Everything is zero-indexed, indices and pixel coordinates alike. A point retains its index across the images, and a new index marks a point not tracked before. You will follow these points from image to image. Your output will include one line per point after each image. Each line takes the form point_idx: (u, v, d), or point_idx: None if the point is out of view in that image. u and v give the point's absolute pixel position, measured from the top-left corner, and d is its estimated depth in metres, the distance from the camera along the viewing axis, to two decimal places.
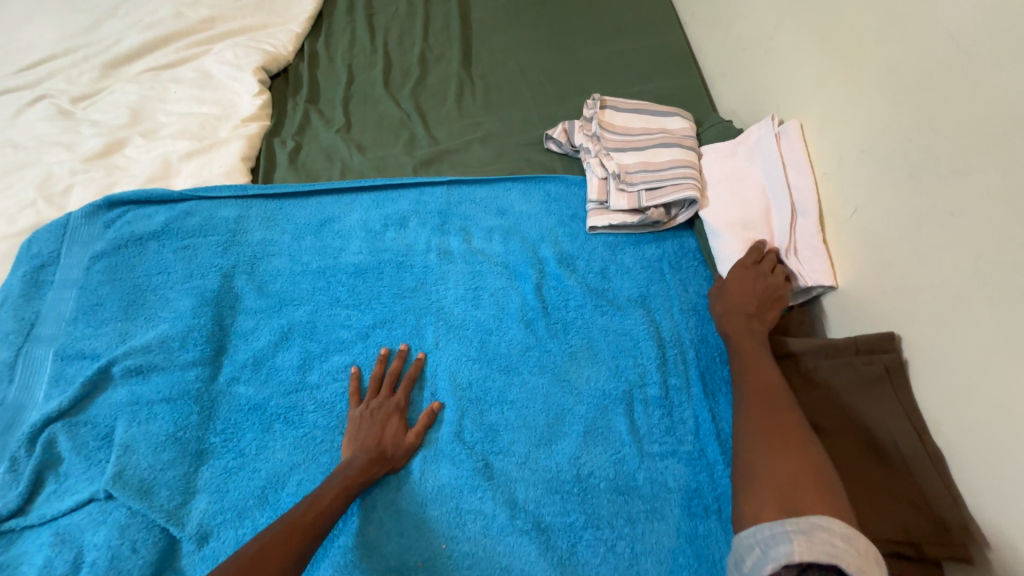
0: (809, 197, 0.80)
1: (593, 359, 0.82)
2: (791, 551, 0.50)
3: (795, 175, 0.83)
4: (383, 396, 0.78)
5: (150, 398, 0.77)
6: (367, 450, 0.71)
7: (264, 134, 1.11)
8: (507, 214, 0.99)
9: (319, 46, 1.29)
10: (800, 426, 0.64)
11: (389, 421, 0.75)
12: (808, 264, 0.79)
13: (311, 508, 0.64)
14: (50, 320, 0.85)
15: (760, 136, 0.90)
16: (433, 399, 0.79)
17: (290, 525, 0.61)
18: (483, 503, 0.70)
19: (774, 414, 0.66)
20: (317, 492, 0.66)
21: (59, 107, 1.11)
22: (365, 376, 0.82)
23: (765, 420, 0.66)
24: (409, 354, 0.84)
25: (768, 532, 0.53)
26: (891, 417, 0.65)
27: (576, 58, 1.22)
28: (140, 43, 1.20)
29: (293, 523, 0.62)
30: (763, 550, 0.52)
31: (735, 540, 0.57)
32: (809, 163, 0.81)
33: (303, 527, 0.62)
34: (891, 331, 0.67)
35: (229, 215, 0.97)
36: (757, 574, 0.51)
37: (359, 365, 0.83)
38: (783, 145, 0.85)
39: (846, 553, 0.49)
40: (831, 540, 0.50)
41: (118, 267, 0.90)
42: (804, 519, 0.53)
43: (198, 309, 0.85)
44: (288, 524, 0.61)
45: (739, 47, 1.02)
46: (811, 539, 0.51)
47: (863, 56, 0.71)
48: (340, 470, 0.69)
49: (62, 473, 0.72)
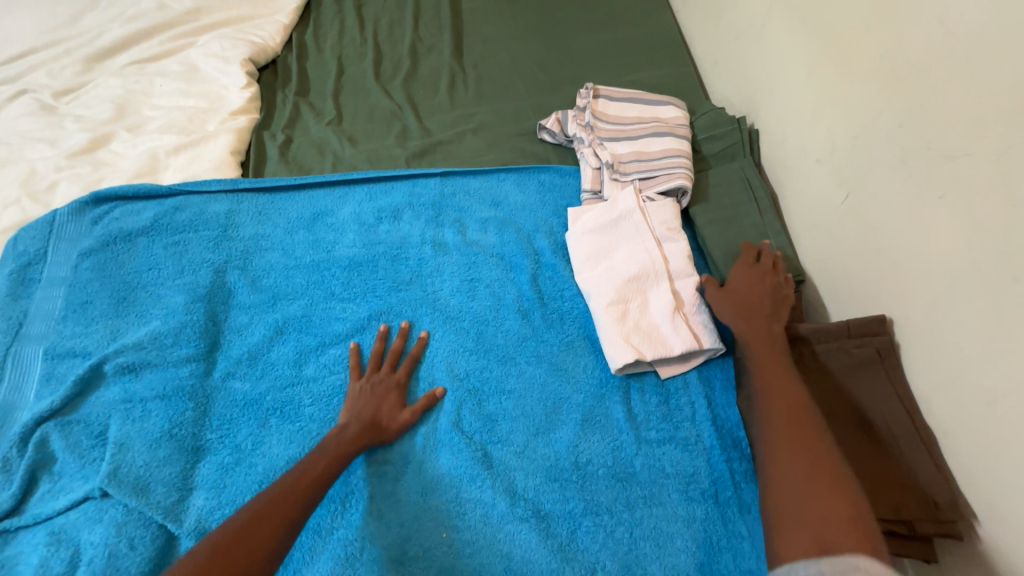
0: (648, 271, 0.82)
1: (590, 349, 0.82)
2: None
3: (625, 254, 0.84)
4: (383, 372, 0.79)
5: (144, 395, 0.76)
6: (361, 419, 0.72)
7: (253, 128, 1.09)
8: (501, 205, 0.98)
9: (308, 37, 1.27)
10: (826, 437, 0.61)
11: (387, 397, 0.76)
12: (673, 328, 0.77)
13: (304, 474, 0.65)
14: (38, 319, 0.84)
15: (586, 221, 0.89)
16: (437, 383, 0.80)
17: (283, 491, 0.62)
18: (482, 492, 0.70)
19: (801, 441, 0.61)
20: (310, 458, 0.67)
21: (41, 102, 1.09)
22: (364, 351, 0.83)
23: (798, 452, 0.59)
24: (411, 331, 0.85)
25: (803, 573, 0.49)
26: (885, 399, 0.65)
27: (568, 47, 1.21)
28: (123, 35, 1.17)
29: (286, 490, 0.62)
30: None
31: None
32: (636, 242, 0.85)
33: (298, 491, 0.62)
34: (882, 315, 0.68)
35: (219, 209, 0.96)
36: None
37: (359, 340, 0.84)
38: (597, 229, 0.88)
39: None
40: None
41: (107, 263, 0.89)
42: (838, 559, 0.49)
43: (190, 305, 0.85)
44: (282, 491, 0.62)
45: (730, 35, 1.02)
46: None
47: (854, 42, 0.71)
48: (334, 438, 0.70)
49: (55, 472, 0.71)
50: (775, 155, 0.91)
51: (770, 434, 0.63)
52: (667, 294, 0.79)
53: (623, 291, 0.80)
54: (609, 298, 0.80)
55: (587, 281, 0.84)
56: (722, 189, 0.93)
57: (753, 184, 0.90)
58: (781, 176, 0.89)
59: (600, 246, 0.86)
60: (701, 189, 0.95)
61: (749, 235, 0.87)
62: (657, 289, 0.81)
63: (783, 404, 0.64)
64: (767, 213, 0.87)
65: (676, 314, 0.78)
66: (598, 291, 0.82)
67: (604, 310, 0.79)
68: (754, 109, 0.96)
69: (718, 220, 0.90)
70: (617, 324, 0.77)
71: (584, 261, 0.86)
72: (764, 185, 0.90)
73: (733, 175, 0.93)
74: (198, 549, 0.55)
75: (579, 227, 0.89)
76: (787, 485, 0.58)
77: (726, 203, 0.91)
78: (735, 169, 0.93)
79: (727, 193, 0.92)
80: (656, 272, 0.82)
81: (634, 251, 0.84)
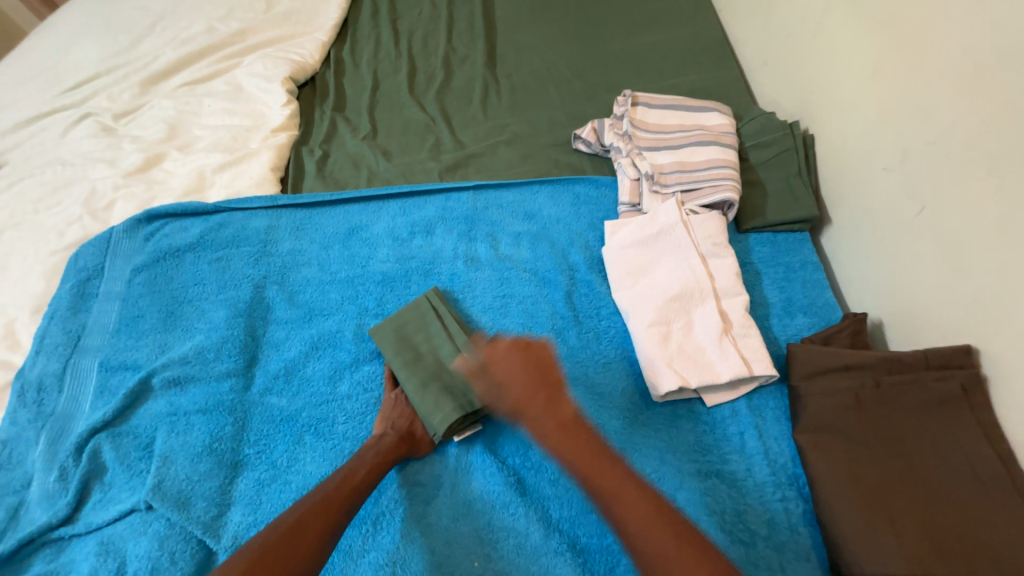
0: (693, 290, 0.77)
1: (628, 371, 0.78)
2: None
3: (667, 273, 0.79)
4: None
5: (188, 409, 0.78)
6: (397, 429, 0.72)
7: (292, 144, 1.12)
8: (535, 219, 0.96)
9: (345, 53, 1.29)
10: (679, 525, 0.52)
11: None
12: (724, 352, 0.72)
13: (346, 481, 0.66)
14: (96, 332, 0.88)
15: (625, 237, 0.85)
16: None
17: (328, 496, 0.63)
18: (516, 520, 0.68)
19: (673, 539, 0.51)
20: (351, 466, 0.68)
21: (102, 124, 1.16)
22: None
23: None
24: None
25: None
26: (971, 441, 0.57)
27: (604, 53, 1.18)
28: (175, 59, 1.24)
29: (328, 495, 0.63)
30: None
31: None
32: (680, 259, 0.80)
33: (339, 502, 0.63)
34: (967, 344, 0.61)
35: (259, 225, 0.98)
36: None
37: None
38: (634, 245, 0.83)
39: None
40: None
41: (157, 279, 0.93)
42: None
43: (231, 320, 0.87)
44: (322, 497, 0.63)
45: (781, 34, 0.96)
46: None
47: (932, 39, 0.65)
48: (373, 447, 0.70)
49: (106, 482, 0.74)
50: (833, 162, 0.83)
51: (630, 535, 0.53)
52: (713, 315, 0.75)
53: (665, 313, 0.76)
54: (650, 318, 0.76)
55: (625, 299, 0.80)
56: (394, 327, 0.83)
57: (424, 325, 0.82)
58: (840, 185, 0.82)
59: (639, 264, 0.82)
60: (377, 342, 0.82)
61: (462, 390, 0.75)
62: (704, 308, 0.76)
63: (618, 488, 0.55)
64: (471, 343, 0.79)
65: (723, 337, 0.73)
66: (637, 311, 0.78)
67: (645, 331, 0.75)
68: (808, 112, 0.89)
69: (426, 381, 0.76)
70: (658, 348, 0.73)
71: (622, 277, 0.83)
72: (808, 196, 0.85)
73: (413, 311, 0.84)
74: (249, 547, 0.56)
75: (615, 242, 0.86)
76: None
77: (411, 361, 0.78)
78: (778, 179, 0.88)
79: (783, 209, 0.86)
80: (700, 290, 0.77)
81: (677, 267, 0.79)
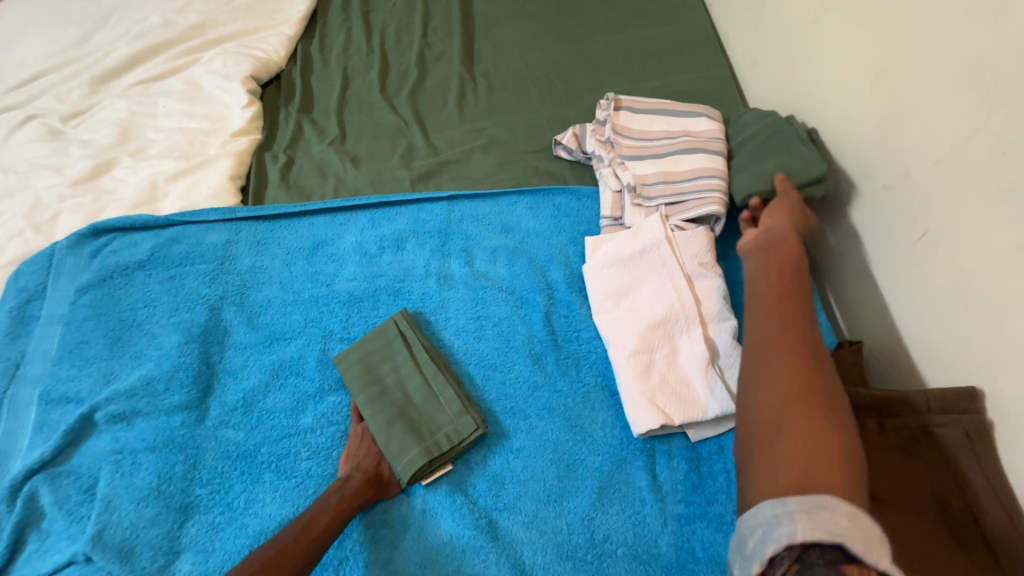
0: (678, 315, 0.72)
1: (608, 402, 0.73)
2: (793, 533, 0.43)
3: (651, 296, 0.74)
4: None
5: (135, 447, 0.72)
6: (363, 470, 0.67)
7: (254, 149, 1.04)
8: (512, 233, 0.90)
9: (313, 48, 1.20)
10: (809, 324, 0.57)
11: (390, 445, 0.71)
12: (708, 387, 0.68)
13: (306, 531, 0.61)
14: (35, 360, 0.81)
15: (605, 254, 0.80)
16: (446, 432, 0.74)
17: (283, 550, 0.58)
18: (486, 568, 0.63)
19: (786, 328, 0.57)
20: (312, 512, 0.63)
21: (49, 128, 1.07)
22: None
23: (792, 382, 0.52)
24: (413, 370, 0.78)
25: (770, 513, 0.46)
26: (975, 493, 0.54)
27: (588, 50, 1.11)
28: (128, 55, 1.15)
29: (286, 548, 0.58)
30: (765, 532, 0.45)
31: (737, 521, 0.49)
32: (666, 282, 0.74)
33: (296, 554, 0.58)
34: (971, 386, 0.57)
35: (217, 240, 0.91)
36: (756, 560, 0.44)
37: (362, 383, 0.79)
38: (615, 262, 0.78)
39: (852, 532, 0.43)
40: (834, 519, 0.43)
41: (104, 300, 0.86)
42: (809, 498, 0.45)
43: (184, 346, 0.81)
44: (281, 551, 0.58)
45: (775, 32, 0.89)
46: (814, 518, 0.44)
47: (949, 45, 0.59)
48: (336, 492, 0.65)
49: (43, 530, 0.68)
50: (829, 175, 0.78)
51: (755, 317, 0.60)
52: (698, 342, 0.70)
53: (646, 341, 0.71)
54: (633, 348, 0.71)
55: (605, 324, 0.75)
56: (360, 356, 0.77)
57: (391, 352, 0.77)
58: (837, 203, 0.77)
59: (622, 284, 0.77)
60: (342, 373, 0.76)
61: (429, 429, 0.70)
62: (690, 335, 0.71)
63: (773, 291, 0.61)
64: (442, 373, 0.75)
65: (710, 368, 0.68)
66: (619, 337, 0.73)
67: (625, 362, 0.70)
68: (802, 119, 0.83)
69: (392, 419, 0.71)
70: (640, 381, 0.69)
71: (603, 299, 0.77)
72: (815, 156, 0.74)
73: (380, 337, 0.78)
74: None
75: (597, 260, 0.80)
76: (765, 398, 0.53)
77: (373, 397, 0.73)
78: (776, 153, 0.78)
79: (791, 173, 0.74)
80: (686, 317, 0.72)
81: (661, 291, 0.74)
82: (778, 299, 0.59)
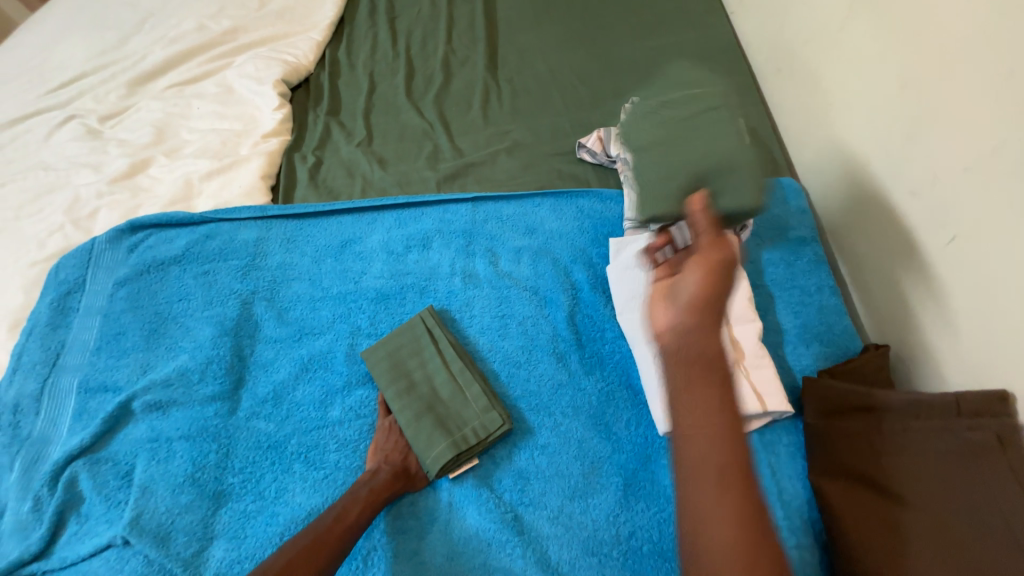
0: None
1: (632, 401, 0.74)
2: None
3: None
4: None
5: (170, 435, 0.75)
6: (391, 463, 0.69)
7: (284, 150, 1.07)
8: (536, 233, 0.92)
9: (340, 53, 1.24)
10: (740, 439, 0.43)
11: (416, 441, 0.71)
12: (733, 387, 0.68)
13: (337, 521, 0.62)
14: (75, 350, 0.84)
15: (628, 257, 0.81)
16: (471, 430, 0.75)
17: (316, 539, 0.60)
18: (512, 561, 0.64)
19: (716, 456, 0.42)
20: (343, 504, 0.64)
21: (88, 127, 1.11)
22: None
23: (738, 548, 0.40)
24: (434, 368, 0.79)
25: None
26: (1009, 499, 0.53)
27: (611, 56, 1.13)
28: (164, 59, 1.19)
29: (318, 538, 0.60)
30: None
31: None
32: None
33: (328, 543, 0.60)
34: (1002, 390, 0.57)
35: (249, 237, 0.94)
36: None
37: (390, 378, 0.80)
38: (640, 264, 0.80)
39: None
40: None
41: (140, 293, 0.89)
42: None
43: (217, 339, 0.83)
44: (313, 540, 0.59)
45: (799, 40, 0.90)
46: None
47: (976, 53, 0.59)
48: (365, 484, 0.67)
49: (82, 514, 0.70)
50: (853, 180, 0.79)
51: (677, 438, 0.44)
52: (724, 343, 0.71)
53: None
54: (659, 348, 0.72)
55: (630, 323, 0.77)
56: (388, 351, 0.79)
57: (419, 349, 0.78)
58: (862, 209, 0.78)
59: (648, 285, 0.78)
60: (370, 368, 0.78)
61: (456, 424, 0.72)
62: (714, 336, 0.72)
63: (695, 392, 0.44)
64: (468, 369, 0.76)
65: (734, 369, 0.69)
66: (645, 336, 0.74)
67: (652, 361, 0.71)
68: (826, 125, 0.84)
69: (420, 414, 0.73)
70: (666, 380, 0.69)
71: (628, 300, 0.79)
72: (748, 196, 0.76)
73: (407, 333, 0.80)
74: None
75: (622, 261, 0.82)
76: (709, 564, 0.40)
77: (401, 393, 0.74)
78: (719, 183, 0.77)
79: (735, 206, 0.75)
80: None
81: None
82: (708, 413, 0.44)
